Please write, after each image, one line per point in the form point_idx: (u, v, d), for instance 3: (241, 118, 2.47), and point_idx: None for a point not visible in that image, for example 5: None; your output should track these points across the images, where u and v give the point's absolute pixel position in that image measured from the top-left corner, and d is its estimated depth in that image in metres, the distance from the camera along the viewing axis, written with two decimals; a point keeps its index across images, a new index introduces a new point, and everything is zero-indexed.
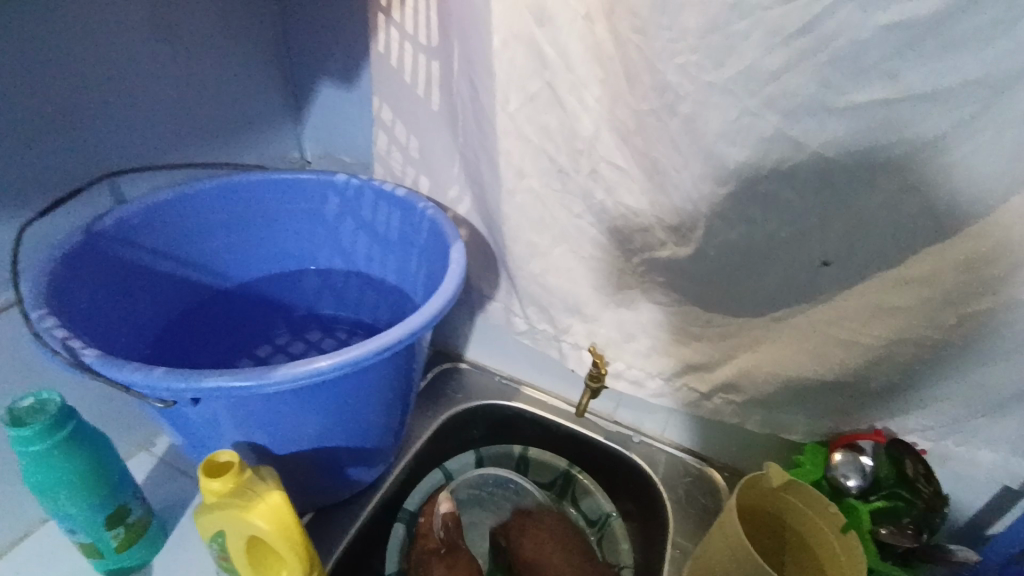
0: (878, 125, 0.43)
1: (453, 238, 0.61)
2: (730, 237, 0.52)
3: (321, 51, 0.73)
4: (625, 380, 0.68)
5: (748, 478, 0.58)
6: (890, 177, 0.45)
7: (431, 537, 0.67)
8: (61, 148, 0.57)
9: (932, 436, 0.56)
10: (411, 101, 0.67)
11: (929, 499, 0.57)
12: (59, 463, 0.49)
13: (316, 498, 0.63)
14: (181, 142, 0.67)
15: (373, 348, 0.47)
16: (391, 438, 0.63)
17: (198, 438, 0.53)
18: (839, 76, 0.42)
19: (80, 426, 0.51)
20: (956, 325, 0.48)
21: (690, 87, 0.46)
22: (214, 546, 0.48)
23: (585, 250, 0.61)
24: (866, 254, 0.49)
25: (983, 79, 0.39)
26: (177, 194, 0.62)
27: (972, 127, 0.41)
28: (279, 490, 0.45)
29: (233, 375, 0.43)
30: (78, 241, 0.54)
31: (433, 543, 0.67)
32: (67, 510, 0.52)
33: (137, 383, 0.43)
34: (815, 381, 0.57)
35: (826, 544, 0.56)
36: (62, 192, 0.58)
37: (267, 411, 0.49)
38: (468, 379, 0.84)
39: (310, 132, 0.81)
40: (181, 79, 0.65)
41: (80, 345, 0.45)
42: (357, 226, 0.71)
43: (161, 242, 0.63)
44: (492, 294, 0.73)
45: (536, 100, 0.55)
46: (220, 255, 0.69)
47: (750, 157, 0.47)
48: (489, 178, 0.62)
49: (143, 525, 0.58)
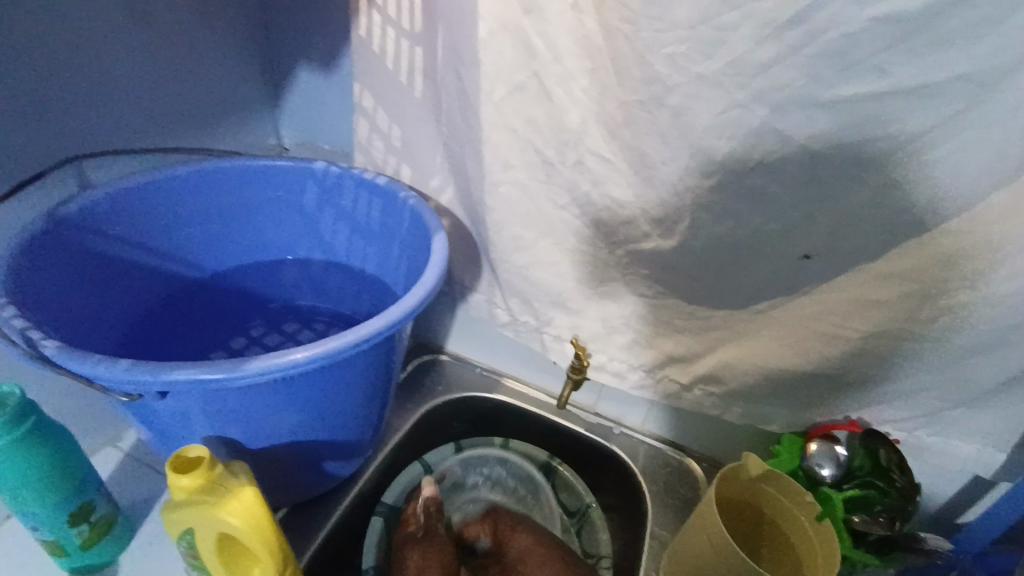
0: (864, 121, 0.43)
1: (435, 228, 0.60)
2: (715, 230, 0.52)
3: (300, 34, 0.71)
4: (608, 373, 0.68)
5: (727, 469, 0.58)
6: (873, 173, 0.45)
7: (411, 521, 0.66)
8: (20, 128, 0.53)
9: (905, 427, 0.58)
10: (393, 88, 0.65)
11: (902, 487, 0.58)
12: (21, 458, 0.47)
13: (293, 493, 0.61)
14: (151, 125, 0.65)
15: (354, 340, 0.46)
16: (371, 431, 0.62)
17: (169, 433, 0.51)
18: (827, 70, 0.42)
19: (43, 420, 0.48)
20: (934, 319, 0.49)
21: (679, 79, 0.46)
22: (184, 545, 0.46)
23: (569, 242, 0.60)
24: (847, 249, 0.50)
25: (967, 76, 0.40)
26: (147, 180, 0.59)
27: (953, 126, 0.42)
28: (252, 486, 0.43)
29: (209, 368, 0.42)
30: (40, 227, 0.51)
31: (412, 526, 0.65)
32: (29, 507, 0.50)
33: (105, 376, 0.41)
34: (795, 374, 0.58)
35: (802, 534, 0.57)
36: (23, 175, 0.55)
37: (243, 405, 0.48)
38: (448, 371, 0.84)
39: (287, 117, 0.78)
40: (151, 59, 0.62)
41: (42, 336, 0.42)
42: (336, 216, 0.69)
43: (130, 230, 0.60)
44: (475, 285, 0.72)
45: (522, 89, 0.54)
46: (193, 244, 0.67)
47: (737, 150, 0.47)
48: (473, 168, 0.61)
49: (110, 522, 0.56)
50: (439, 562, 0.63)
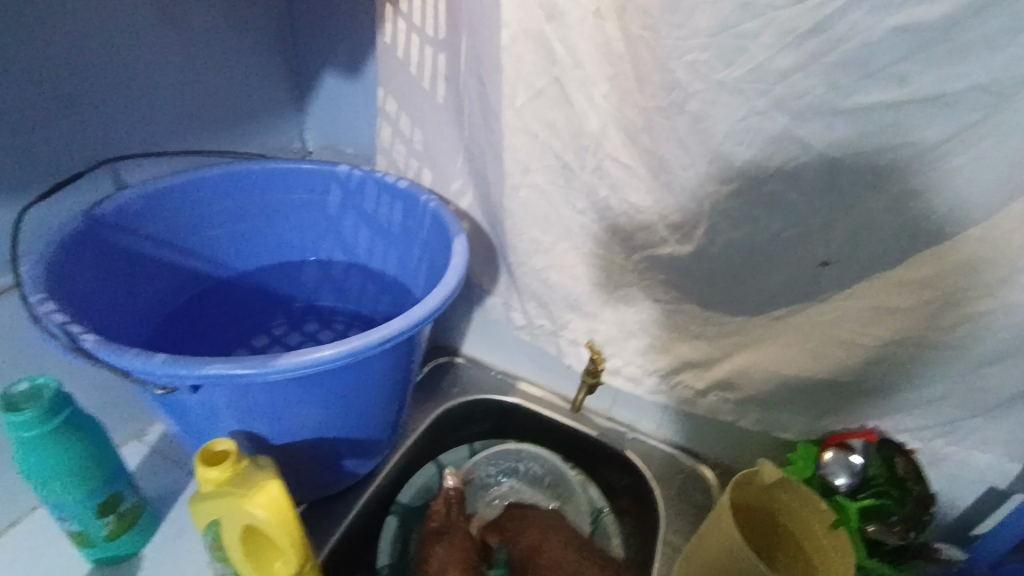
0: (885, 128, 0.43)
1: (455, 231, 0.61)
2: (732, 236, 0.53)
3: (326, 41, 0.72)
4: (623, 377, 0.68)
5: (742, 475, 0.58)
6: (893, 181, 0.46)
7: (434, 517, 0.69)
8: (59, 129, 0.56)
9: (924, 436, 0.58)
10: (415, 93, 0.67)
11: (919, 494, 0.58)
12: (54, 450, 0.49)
13: (311, 490, 0.62)
14: (182, 129, 0.67)
15: (376, 339, 0.47)
16: (388, 430, 0.63)
17: (195, 427, 0.52)
18: (847, 78, 0.42)
19: (76, 413, 0.50)
20: (954, 328, 0.49)
21: (699, 86, 0.46)
22: (209, 537, 0.47)
23: (587, 246, 0.61)
24: (866, 256, 0.50)
25: (988, 85, 0.40)
26: (179, 181, 0.61)
27: (972, 136, 0.42)
28: (277, 480, 0.45)
29: (238, 362, 0.43)
30: (78, 226, 0.53)
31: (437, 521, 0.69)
32: (60, 498, 0.51)
33: (138, 369, 0.42)
34: (812, 380, 0.58)
35: (816, 541, 0.56)
36: (62, 176, 0.57)
37: (268, 400, 0.49)
38: (464, 373, 0.84)
39: (312, 122, 0.80)
40: (183, 64, 0.64)
41: (79, 329, 0.44)
42: (358, 218, 0.71)
43: (161, 230, 0.62)
44: (492, 288, 0.73)
45: (543, 95, 0.55)
46: (220, 244, 0.68)
47: (756, 157, 0.47)
48: (493, 172, 0.62)
49: (136, 514, 0.57)
50: (461, 554, 0.66)
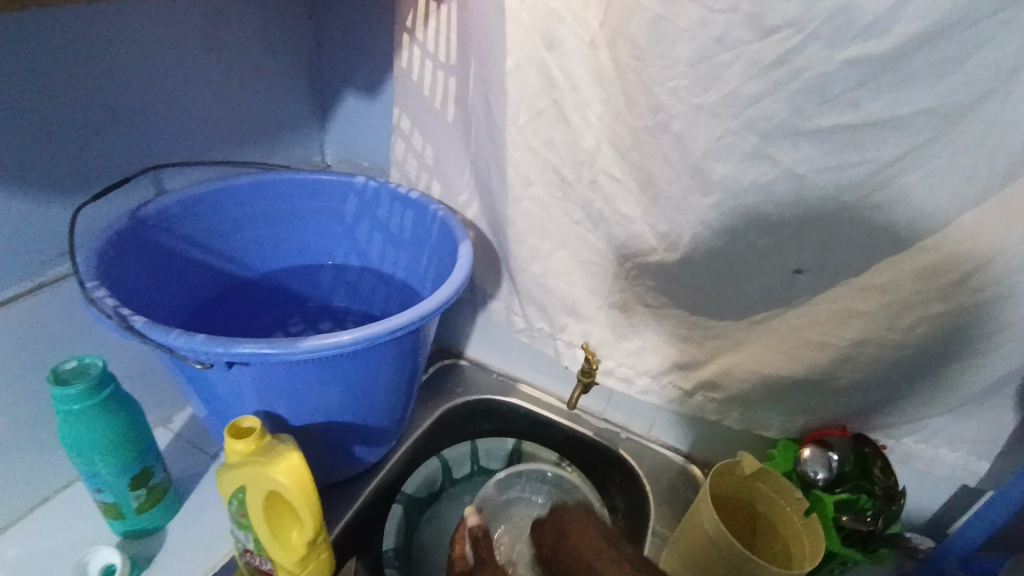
0: (845, 147, 0.49)
1: (461, 237, 0.66)
2: (714, 245, 0.58)
3: (348, 64, 0.79)
4: (616, 377, 0.73)
5: (723, 466, 0.65)
6: (854, 196, 0.51)
7: (459, 557, 0.67)
8: (109, 139, 0.62)
9: (894, 433, 0.62)
10: (427, 113, 0.73)
11: (886, 487, 0.62)
12: (95, 424, 0.54)
13: (322, 474, 0.67)
14: (215, 141, 0.73)
15: (388, 327, 0.52)
16: (396, 419, 0.68)
17: (222, 408, 0.58)
18: (808, 104, 0.48)
19: (116, 391, 0.56)
20: (911, 328, 0.54)
21: (681, 108, 0.52)
22: (233, 504, 0.52)
23: (583, 254, 0.67)
24: (834, 264, 0.55)
25: (934, 110, 0.45)
26: (214, 188, 0.67)
27: (924, 154, 0.47)
28: (297, 451, 0.50)
29: (266, 343, 0.49)
30: (124, 225, 0.59)
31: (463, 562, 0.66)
32: (97, 470, 0.57)
33: (180, 346, 0.48)
34: (788, 380, 0.62)
35: (792, 528, 0.62)
36: (110, 180, 0.64)
37: (290, 382, 0.54)
38: (468, 374, 0.89)
39: (331, 138, 0.87)
40: (219, 83, 0.71)
41: (129, 311, 0.50)
42: (372, 226, 0.77)
43: (196, 232, 0.68)
44: (495, 293, 0.79)
45: (543, 116, 0.61)
46: (246, 246, 0.74)
47: (732, 172, 0.53)
48: (497, 185, 0.68)
49: (162, 491, 0.63)
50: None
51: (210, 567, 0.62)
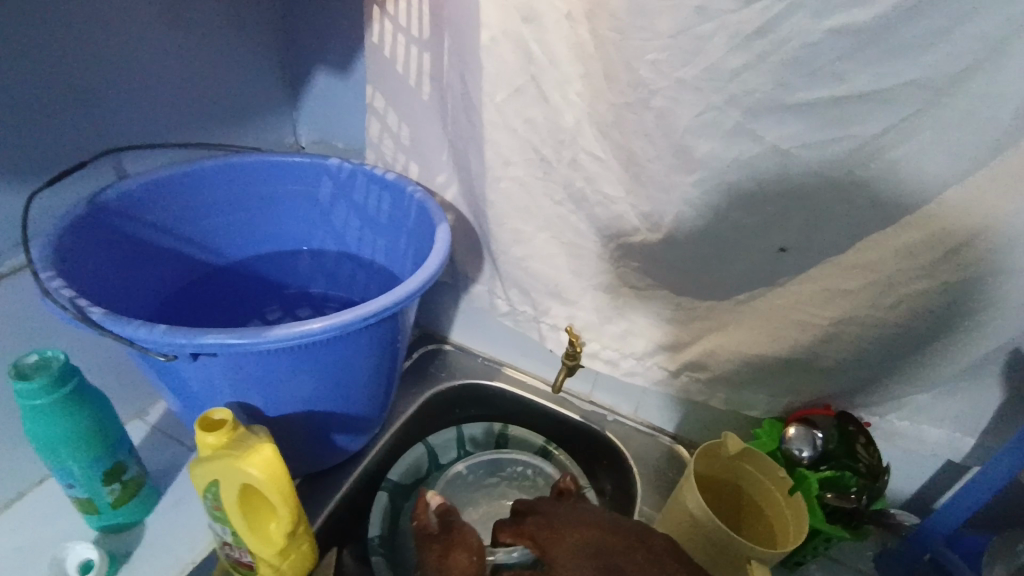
0: (829, 123, 0.47)
1: (440, 219, 0.65)
2: (698, 225, 0.56)
3: (320, 41, 0.76)
4: (601, 360, 0.72)
5: (707, 447, 0.65)
6: (839, 172, 0.49)
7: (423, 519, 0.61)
8: (64, 122, 0.59)
9: (878, 411, 0.62)
10: (403, 92, 0.70)
11: (870, 465, 0.62)
12: (61, 419, 0.53)
13: (303, 464, 0.66)
14: (181, 124, 0.70)
15: (361, 314, 0.51)
16: (376, 406, 0.66)
17: (193, 399, 0.56)
18: (792, 77, 0.46)
19: (81, 384, 0.54)
20: (894, 306, 0.53)
21: (662, 83, 0.50)
22: (208, 498, 0.51)
23: (566, 236, 0.65)
24: (819, 242, 0.54)
25: (920, 82, 0.44)
26: (179, 172, 0.65)
27: (911, 126, 0.46)
28: (270, 443, 0.49)
29: (232, 333, 0.47)
30: (83, 211, 0.57)
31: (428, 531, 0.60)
32: (67, 465, 0.55)
33: (142, 338, 0.47)
34: (772, 360, 0.62)
35: (777, 507, 0.63)
36: (69, 165, 0.61)
37: (262, 373, 0.53)
38: (452, 359, 0.88)
39: (305, 118, 0.84)
40: (182, 62, 0.68)
41: (87, 302, 0.48)
42: (349, 210, 0.74)
43: (162, 218, 0.66)
44: (477, 277, 0.77)
45: (521, 93, 0.59)
46: (218, 233, 0.72)
47: (715, 149, 0.51)
48: (476, 166, 0.66)
49: (137, 484, 0.62)
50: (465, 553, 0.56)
51: (190, 560, 0.62)
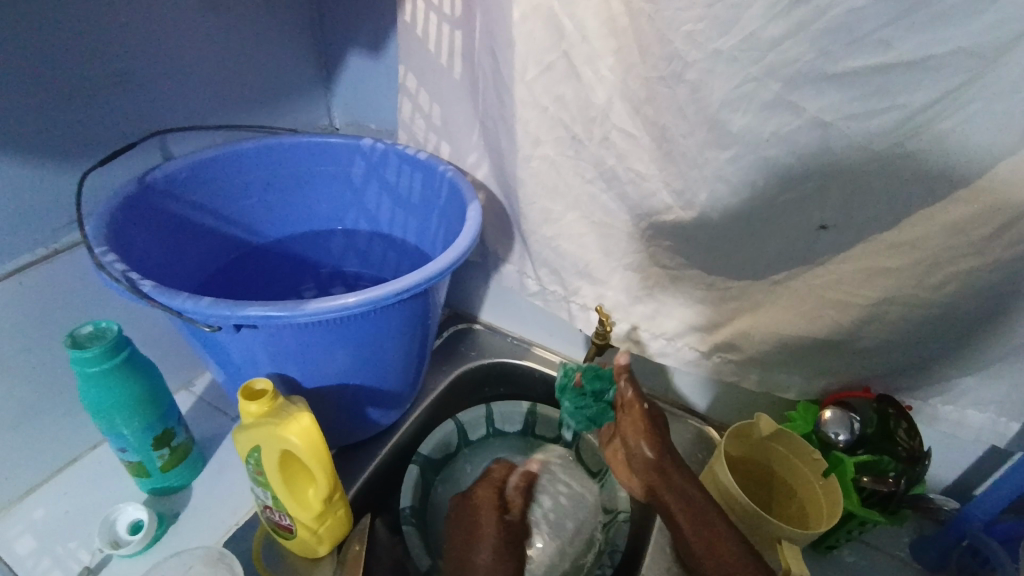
0: (873, 92, 0.46)
1: (471, 198, 0.65)
2: (731, 202, 0.55)
3: (352, 22, 0.77)
4: (631, 340, 0.71)
5: (739, 427, 0.65)
6: (882, 145, 0.48)
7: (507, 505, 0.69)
8: (112, 104, 0.61)
9: (919, 395, 0.60)
10: (434, 71, 0.70)
11: (910, 449, 0.60)
12: (114, 387, 0.55)
13: (338, 436, 0.68)
14: (220, 106, 0.72)
15: (395, 289, 0.52)
16: (409, 382, 0.68)
17: (235, 371, 0.58)
18: (834, 45, 0.45)
19: (132, 354, 0.57)
20: (940, 285, 0.51)
21: (696, 55, 0.49)
22: (250, 463, 0.53)
23: (596, 215, 0.65)
24: (859, 219, 0.52)
25: (971, 48, 0.42)
26: (220, 152, 0.67)
27: (961, 96, 0.44)
28: (309, 413, 0.50)
29: (272, 306, 0.49)
30: (131, 190, 0.59)
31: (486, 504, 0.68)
32: (120, 431, 0.58)
33: (188, 310, 0.49)
34: (807, 341, 0.60)
35: (810, 488, 0.62)
36: (117, 145, 0.63)
37: (300, 345, 0.55)
38: (482, 339, 0.89)
39: (338, 100, 0.85)
40: (221, 44, 0.69)
41: (137, 276, 0.50)
42: (382, 190, 0.76)
43: (205, 197, 0.68)
44: (507, 257, 0.77)
45: (552, 70, 0.58)
46: (256, 212, 0.74)
47: (751, 123, 0.50)
48: (506, 145, 0.66)
49: (184, 450, 0.65)
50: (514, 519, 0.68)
51: (234, 523, 0.64)
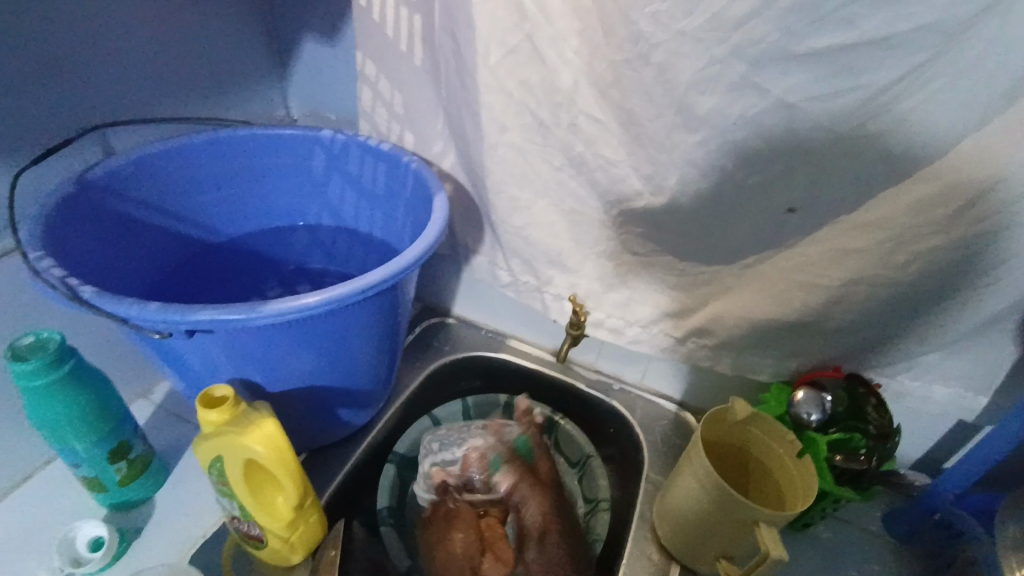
0: (839, 71, 0.45)
1: (436, 188, 0.63)
2: (702, 186, 0.54)
3: (307, 7, 0.74)
4: (605, 329, 0.71)
5: (715, 412, 0.63)
6: (849, 125, 0.47)
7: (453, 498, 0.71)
8: (47, 98, 0.57)
9: (888, 372, 0.61)
10: (395, 56, 0.68)
11: (880, 425, 0.60)
12: (62, 400, 0.53)
13: (307, 439, 0.66)
14: (167, 98, 0.68)
15: (357, 287, 0.50)
16: (379, 380, 0.66)
17: (193, 377, 0.56)
18: (800, 23, 0.44)
19: (81, 365, 0.54)
20: (907, 264, 0.51)
21: (662, 36, 0.48)
22: (213, 474, 0.51)
23: (566, 203, 0.63)
24: (827, 201, 0.52)
25: (935, 24, 0.42)
26: (168, 147, 0.63)
27: (924, 74, 0.44)
28: (272, 418, 0.48)
29: (226, 309, 0.46)
30: (71, 189, 0.56)
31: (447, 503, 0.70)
32: (72, 446, 0.55)
33: (135, 316, 0.46)
34: (779, 323, 0.60)
35: (784, 470, 0.62)
36: (54, 142, 0.60)
37: (260, 349, 0.52)
38: (455, 332, 0.88)
39: (296, 90, 0.82)
40: (164, 32, 0.66)
41: (78, 282, 0.47)
42: (345, 182, 0.73)
43: (153, 195, 0.64)
44: (477, 248, 0.75)
45: (516, 53, 0.56)
46: (211, 210, 0.71)
47: (718, 105, 0.49)
48: (472, 133, 0.64)
49: (144, 462, 0.62)
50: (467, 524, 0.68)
51: (201, 535, 0.62)
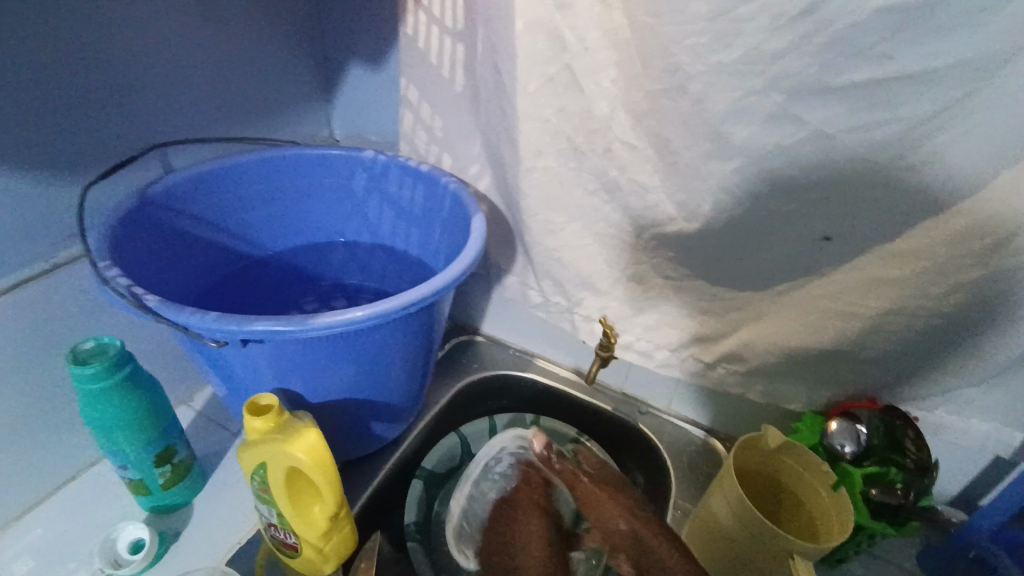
0: (875, 105, 0.46)
1: (474, 209, 0.65)
2: (735, 212, 0.55)
3: (354, 36, 0.77)
4: (634, 351, 0.71)
5: (748, 438, 0.63)
6: (884, 156, 0.48)
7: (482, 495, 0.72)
8: (110, 117, 0.61)
9: (926, 406, 0.60)
10: (436, 83, 0.71)
11: (917, 460, 0.60)
12: (117, 403, 0.55)
13: (340, 451, 0.67)
14: (221, 118, 0.72)
15: (400, 303, 0.52)
16: (411, 395, 0.67)
17: (239, 385, 0.58)
18: (837, 58, 0.45)
19: (135, 370, 0.56)
20: (945, 295, 0.51)
21: (699, 68, 0.49)
22: (255, 480, 0.53)
23: (598, 226, 0.64)
24: (862, 231, 0.52)
25: (971, 62, 0.42)
26: (222, 166, 0.67)
27: (962, 109, 0.44)
28: (316, 428, 0.50)
29: (277, 321, 0.48)
30: (130, 204, 0.59)
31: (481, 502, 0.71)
32: (122, 449, 0.58)
33: (193, 325, 0.49)
34: (813, 352, 0.60)
35: (820, 502, 0.61)
36: (120, 159, 0.64)
37: (304, 360, 0.54)
38: (484, 351, 0.89)
39: (340, 113, 0.85)
40: (221, 57, 0.70)
41: (140, 291, 0.50)
42: (383, 202, 0.76)
43: (204, 210, 0.67)
44: (509, 268, 0.77)
45: (555, 82, 0.58)
46: (257, 225, 0.74)
47: (753, 134, 0.50)
48: (509, 157, 0.66)
49: (186, 467, 0.64)
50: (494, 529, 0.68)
51: (237, 541, 0.64)
